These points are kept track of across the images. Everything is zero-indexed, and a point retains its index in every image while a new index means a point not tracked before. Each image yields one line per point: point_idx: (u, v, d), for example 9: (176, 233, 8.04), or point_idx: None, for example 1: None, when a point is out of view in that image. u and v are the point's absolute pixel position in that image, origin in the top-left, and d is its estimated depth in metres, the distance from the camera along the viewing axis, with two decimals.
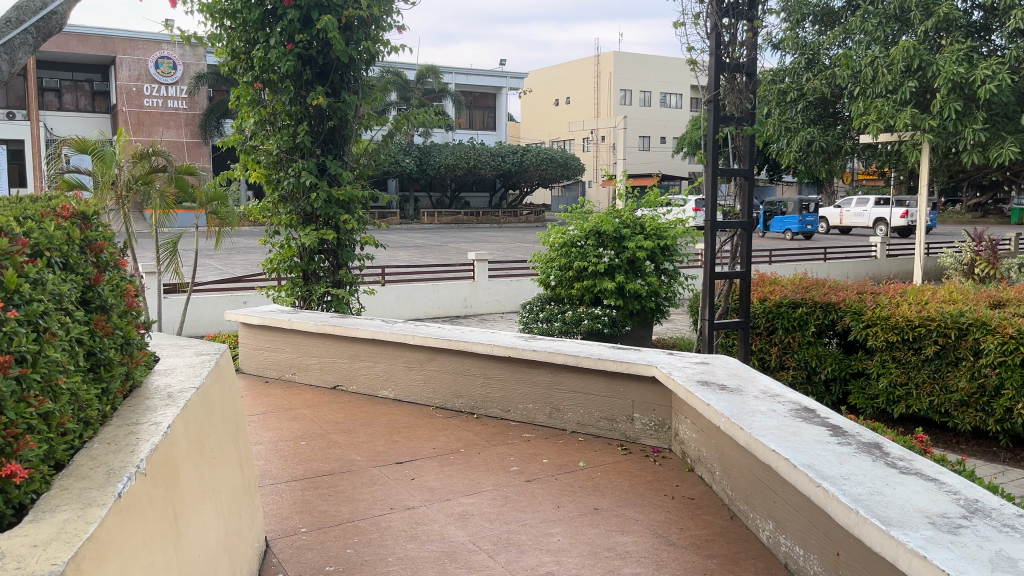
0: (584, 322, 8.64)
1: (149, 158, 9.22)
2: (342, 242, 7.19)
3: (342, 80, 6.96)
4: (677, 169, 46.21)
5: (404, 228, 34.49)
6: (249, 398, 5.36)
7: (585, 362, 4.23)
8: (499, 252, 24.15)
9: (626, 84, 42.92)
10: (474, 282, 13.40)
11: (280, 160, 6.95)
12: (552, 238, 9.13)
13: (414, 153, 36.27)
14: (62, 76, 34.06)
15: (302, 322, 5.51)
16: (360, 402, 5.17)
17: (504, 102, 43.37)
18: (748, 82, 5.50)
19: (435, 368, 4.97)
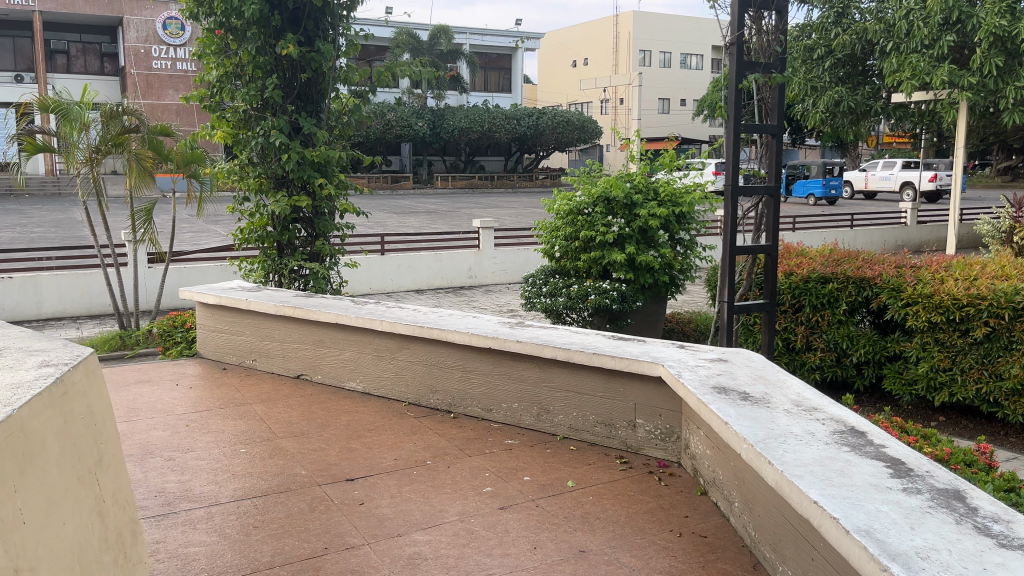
0: (591, 297, 7.85)
1: (120, 118, 8.46)
2: (318, 210, 6.47)
3: (317, 28, 6.20)
4: (697, 132, 44.92)
5: (417, 193, 33.70)
6: (199, 387, 4.70)
7: (578, 357, 3.52)
8: (511, 219, 23.37)
9: (644, 45, 41.61)
10: (479, 250, 12.66)
11: (248, 117, 6.21)
12: (557, 205, 8.38)
13: (427, 116, 35.08)
14: (70, 37, 33.29)
15: (261, 302, 4.81)
16: (323, 396, 4.49)
17: (520, 63, 42.20)
18: (778, 22, 4.66)
19: (407, 358, 4.27)
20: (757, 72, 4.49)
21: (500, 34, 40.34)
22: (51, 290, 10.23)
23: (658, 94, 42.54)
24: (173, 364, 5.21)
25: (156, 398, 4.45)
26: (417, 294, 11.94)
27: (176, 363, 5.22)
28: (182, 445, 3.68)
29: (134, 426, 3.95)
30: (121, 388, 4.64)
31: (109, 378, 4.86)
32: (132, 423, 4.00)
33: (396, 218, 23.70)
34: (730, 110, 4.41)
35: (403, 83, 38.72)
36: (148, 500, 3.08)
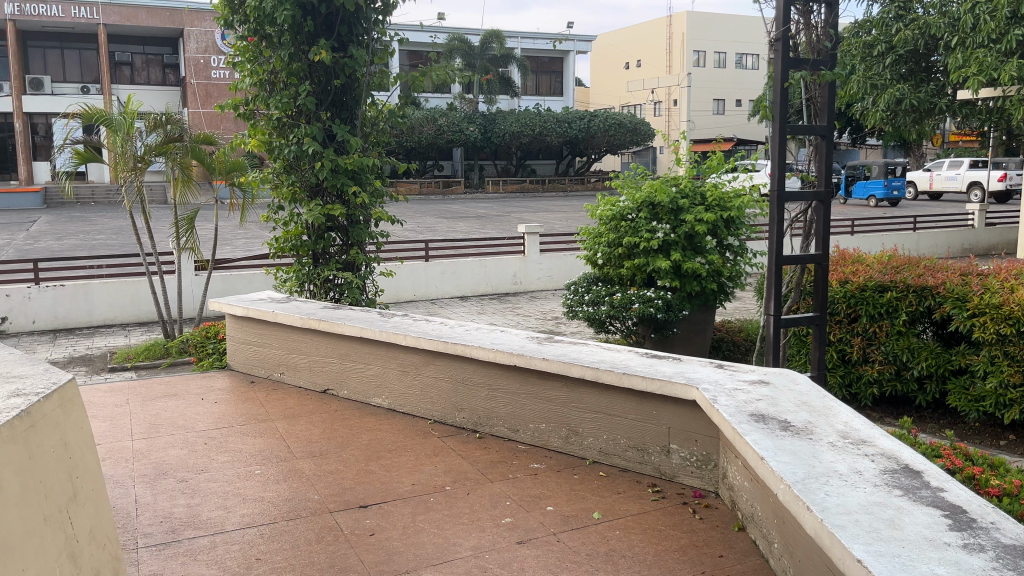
0: (634, 306, 7.58)
1: (165, 126, 8.50)
2: (353, 219, 6.35)
3: (351, 33, 6.09)
4: (753, 133, 44.01)
5: (468, 198, 33.71)
6: (225, 401, 4.59)
7: (607, 377, 3.30)
8: (562, 223, 23.12)
9: (699, 45, 40.93)
10: (524, 256, 12.47)
11: (282, 125, 6.13)
12: (601, 210, 8.13)
13: (479, 120, 35.14)
14: (133, 49, 34.22)
15: (287, 314, 4.69)
16: (347, 412, 4.33)
17: (571, 66, 41.92)
18: (827, 15, 4.35)
19: (433, 374, 4.08)
20: (805, 70, 4.19)
21: (552, 37, 40.13)
22: (102, 297, 10.37)
23: (712, 95, 41.81)
24: (202, 376, 5.13)
25: (180, 413, 4.36)
26: (461, 300, 11.80)
27: (206, 376, 5.14)
28: (197, 465, 3.55)
29: (152, 443, 3.85)
30: (146, 402, 4.56)
31: (137, 391, 4.79)
32: (151, 440, 3.90)
33: (446, 223, 23.66)
34: (774, 111, 4.12)
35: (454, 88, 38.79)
36: (153, 525, 2.95)
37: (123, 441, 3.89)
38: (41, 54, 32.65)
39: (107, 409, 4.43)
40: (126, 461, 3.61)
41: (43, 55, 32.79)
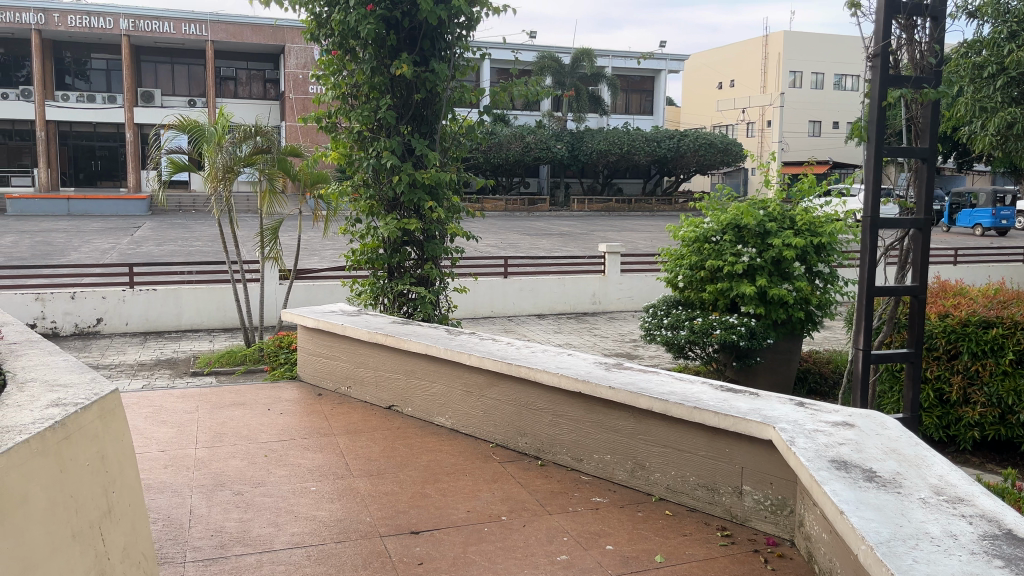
0: (716, 331, 7.29)
1: (254, 137, 8.72)
2: (429, 234, 6.30)
3: (434, 47, 6.07)
4: (851, 156, 42.52)
5: (554, 215, 33.68)
6: (291, 413, 4.58)
7: (677, 410, 3.11)
8: (646, 243, 22.76)
9: (796, 66, 39.88)
10: (604, 276, 12.26)
11: (363, 138, 6.15)
12: (683, 231, 7.90)
13: (566, 138, 35.12)
14: (238, 65, 35.71)
15: (355, 328, 4.65)
16: (409, 430, 4.25)
17: (663, 85, 41.50)
18: (933, 29, 4.03)
19: (496, 397, 3.96)
20: (906, 87, 3.90)
21: (643, 56, 39.83)
22: (190, 302, 10.70)
23: (808, 116, 40.64)
24: (272, 386, 5.15)
25: (245, 423, 4.36)
26: (538, 318, 11.68)
27: (275, 386, 5.15)
28: (255, 478, 3.52)
29: (215, 452, 3.85)
30: (215, 410, 4.59)
31: (208, 398, 4.83)
32: (215, 449, 3.90)
33: (529, 240, 23.64)
34: (870, 131, 3.84)
35: (544, 105, 38.94)
36: (203, 539, 2.90)
37: (187, 449, 3.90)
38: (153, 69, 34.48)
39: (177, 414, 4.47)
40: (187, 469, 3.61)
41: (155, 70, 34.61)
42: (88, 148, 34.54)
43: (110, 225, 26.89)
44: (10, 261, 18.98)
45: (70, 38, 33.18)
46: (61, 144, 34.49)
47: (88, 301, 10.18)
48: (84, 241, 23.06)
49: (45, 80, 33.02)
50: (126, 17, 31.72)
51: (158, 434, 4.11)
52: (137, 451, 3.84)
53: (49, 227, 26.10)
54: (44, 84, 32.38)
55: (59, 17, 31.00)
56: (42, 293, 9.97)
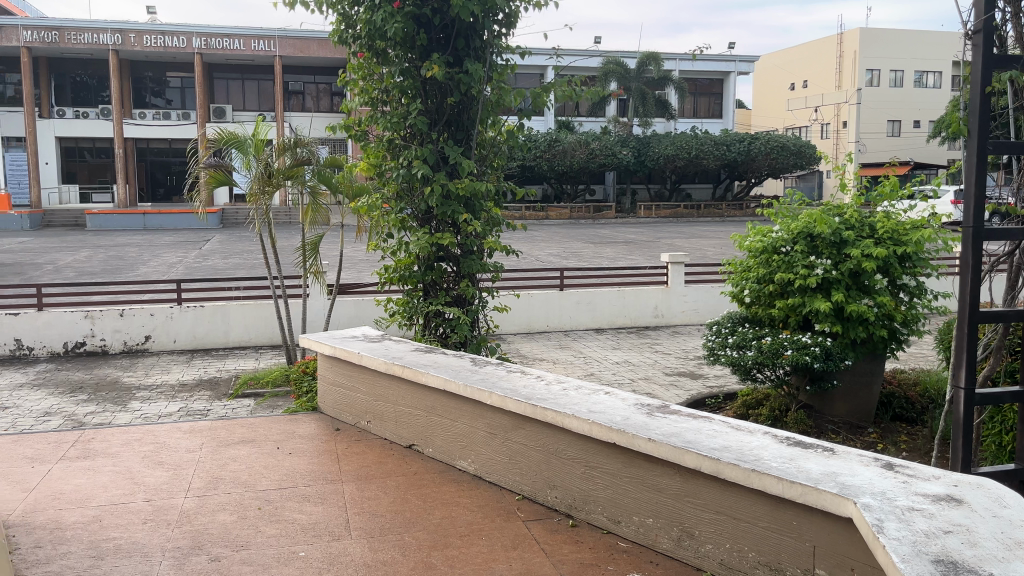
0: (787, 352, 6.55)
1: (294, 149, 8.37)
2: (467, 248, 5.78)
3: (469, 46, 5.59)
4: (933, 156, 40.44)
5: (620, 222, 32.96)
6: (302, 452, 4.12)
7: (732, 472, 2.52)
8: (716, 250, 21.85)
9: (873, 64, 38.19)
10: (667, 286, 11.58)
11: (394, 146, 5.70)
12: (750, 241, 7.22)
13: (632, 143, 34.44)
14: (306, 79, 36.19)
15: (371, 359, 4.18)
16: (428, 476, 3.74)
17: (732, 87, 40.30)
18: None
19: (522, 441, 3.41)
20: (1013, 70, 3.22)
21: (712, 57, 38.72)
22: (238, 319, 10.47)
23: (887, 116, 38.90)
24: (290, 420, 4.71)
25: (247, 464, 3.91)
26: (597, 333, 11.09)
27: (293, 419, 4.72)
28: (238, 539, 3.05)
29: (204, 503, 3.41)
30: (220, 449, 4.17)
31: (217, 434, 4.43)
32: (205, 499, 3.46)
33: (593, 248, 23.05)
34: (972, 124, 3.17)
35: (610, 110, 38.29)
36: None
37: (175, 498, 3.47)
38: (225, 85, 35.25)
39: (178, 455, 4.07)
40: (166, 526, 3.17)
41: (226, 87, 35.41)
42: (165, 163, 35.52)
43: (181, 238, 27.38)
44: (81, 276, 19.36)
45: (147, 58, 34.11)
46: (140, 160, 35.51)
47: (136, 318, 10.05)
48: (154, 255, 23.48)
49: (124, 99, 34.01)
50: (198, 35, 32.29)
51: (150, 480, 3.70)
52: (120, 502, 3.42)
53: (123, 240, 26.73)
54: (122, 103, 33.29)
55: (134, 37, 31.75)
56: (91, 311, 9.92)
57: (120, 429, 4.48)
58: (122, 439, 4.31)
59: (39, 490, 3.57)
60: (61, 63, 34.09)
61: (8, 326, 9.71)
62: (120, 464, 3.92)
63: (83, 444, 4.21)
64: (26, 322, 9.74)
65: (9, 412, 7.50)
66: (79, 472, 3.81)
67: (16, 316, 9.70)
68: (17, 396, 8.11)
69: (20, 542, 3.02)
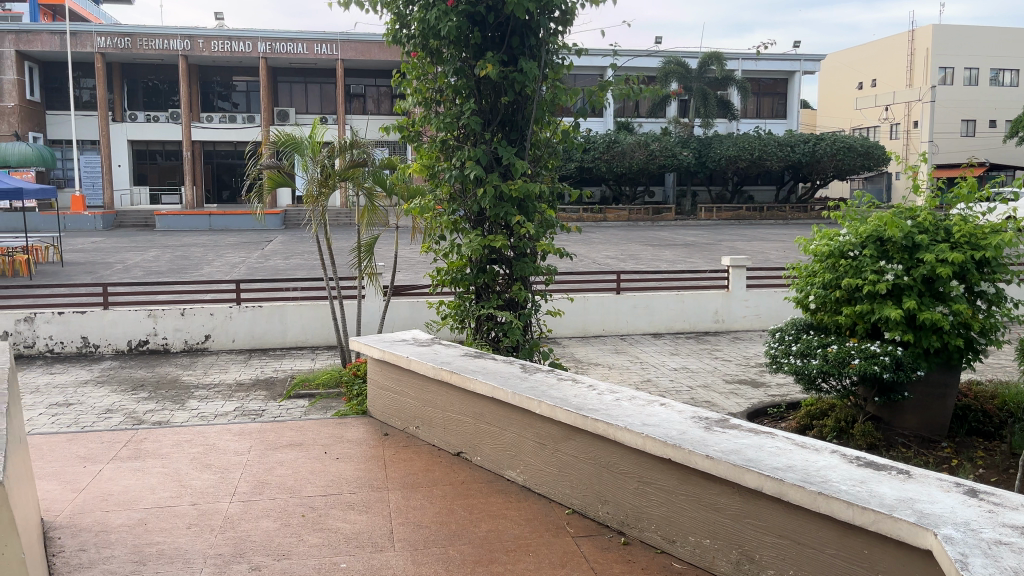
0: (854, 361, 6.26)
1: (350, 151, 8.38)
2: (520, 251, 5.66)
3: (523, 44, 5.47)
4: (1010, 157, 38.85)
5: (680, 225, 32.46)
6: (349, 457, 4.06)
7: (797, 495, 2.34)
8: (778, 254, 21.31)
9: (946, 62, 36.89)
10: (728, 291, 11.26)
11: (448, 147, 5.62)
12: (815, 245, 6.93)
13: (693, 144, 33.89)
14: (367, 82, 36.64)
15: (420, 363, 4.10)
16: (475, 486, 3.63)
17: (797, 87, 39.34)
18: None
19: (573, 452, 3.27)
20: None
21: (777, 57, 37.86)
22: (295, 319, 10.56)
23: (960, 115, 37.53)
24: (339, 423, 4.66)
25: (294, 469, 3.86)
26: (654, 338, 10.85)
27: (342, 423, 4.67)
28: (280, 548, 2.98)
29: (249, 509, 3.36)
30: (268, 452, 4.13)
31: (266, 436, 4.40)
32: (249, 504, 3.41)
33: (652, 250, 22.74)
34: None
35: (670, 111, 37.78)
36: None
37: (219, 503, 3.43)
38: (289, 89, 35.93)
39: (226, 457, 4.04)
40: (210, 532, 3.12)
41: (290, 90, 36.08)
42: (231, 166, 36.35)
43: (245, 239, 27.95)
44: (148, 275, 19.88)
45: (214, 63, 34.95)
46: (207, 162, 36.41)
47: (197, 317, 10.22)
48: (218, 255, 24.00)
49: (193, 103, 34.92)
50: (263, 40, 32.94)
51: (197, 483, 3.67)
52: (165, 505, 3.40)
53: (189, 240, 27.40)
54: (191, 107, 34.17)
55: (203, 43, 32.53)
56: (154, 310, 10.12)
57: (172, 430, 4.50)
58: (173, 439, 4.31)
59: (88, 491, 3.58)
60: (134, 68, 35.15)
61: (75, 324, 9.97)
62: (169, 466, 3.91)
63: (134, 444, 4.22)
64: (93, 320, 10.00)
65: (73, 408, 7.66)
66: (128, 473, 3.81)
67: (83, 314, 9.96)
68: (81, 392, 8.30)
69: (65, 545, 3.01)
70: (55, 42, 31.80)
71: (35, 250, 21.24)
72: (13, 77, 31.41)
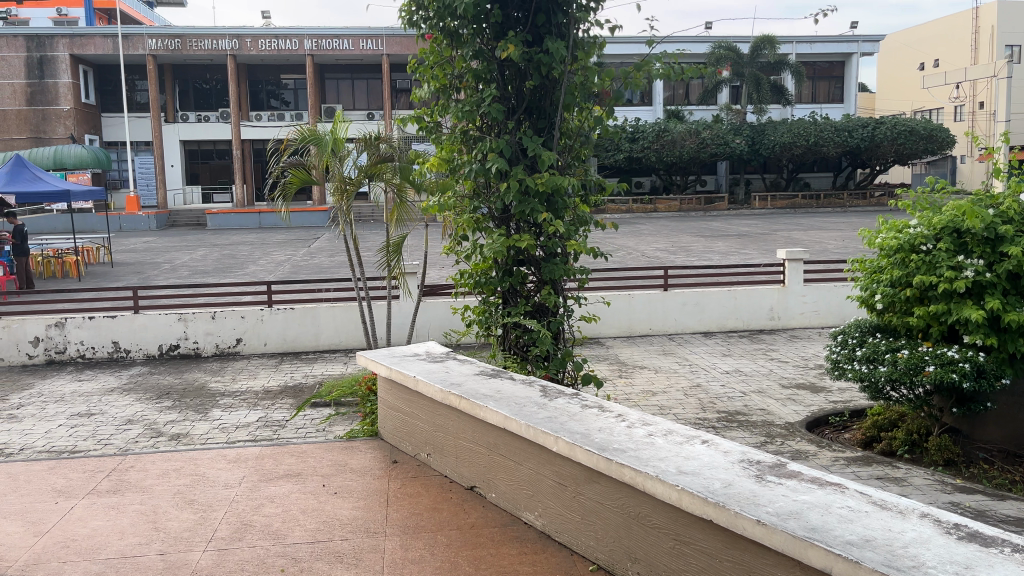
0: (929, 369, 5.56)
1: (377, 144, 7.93)
2: (549, 251, 5.11)
3: (551, 22, 4.94)
4: None
5: (733, 214, 31.45)
6: (348, 492, 3.58)
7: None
8: (837, 244, 20.34)
9: (1013, 39, 35.10)
10: (784, 286, 10.54)
11: (469, 138, 5.10)
12: (882, 238, 6.25)
13: (746, 131, 32.82)
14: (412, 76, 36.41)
15: (429, 384, 3.61)
16: (487, 531, 3.12)
17: (855, 69, 37.85)
18: None
19: (598, 497, 2.73)
20: None
21: (834, 39, 36.46)
22: (328, 322, 10.20)
23: None
24: (345, 448, 4.20)
25: (284, 508, 3.40)
26: (704, 337, 10.20)
27: (349, 448, 4.21)
28: None
29: (221, 561, 2.89)
30: (261, 485, 3.69)
31: (262, 465, 3.96)
32: (225, 554, 2.95)
33: (704, 242, 21.96)
34: None
35: (721, 98, 36.69)
36: None
37: (191, 552, 2.98)
38: (335, 86, 35.95)
39: (213, 491, 3.61)
40: None
41: (336, 86, 36.06)
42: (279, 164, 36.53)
43: (292, 237, 27.92)
44: (194, 275, 19.86)
45: (262, 62, 35.08)
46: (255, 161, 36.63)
47: (228, 321, 9.93)
48: (265, 253, 23.94)
49: (241, 102, 35.13)
50: (309, 38, 32.88)
51: (173, 525, 3.24)
52: (130, 555, 2.96)
53: (238, 239, 27.49)
54: (239, 106, 34.37)
55: (250, 42, 32.58)
56: (185, 313, 9.86)
57: (163, 457, 4.10)
58: (160, 469, 3.91)
59: (51, 535, 3.17)
60: (184, 69, 35.47)
61: (106, 328, 9.76)
62: (148, 502, 3.49)
63: (118, 475, 3.82)
64: (123, 325, 9.77)
65: (94, 419, 7.39)
66: (101, 512, 3.39)
67: (114, 318, 9.75)
68: (105, 401, 8.03)
69: None
70: (107, 45, 32.10)
71: (86, 251, 21.40)
72: (69, 80, 31.89)
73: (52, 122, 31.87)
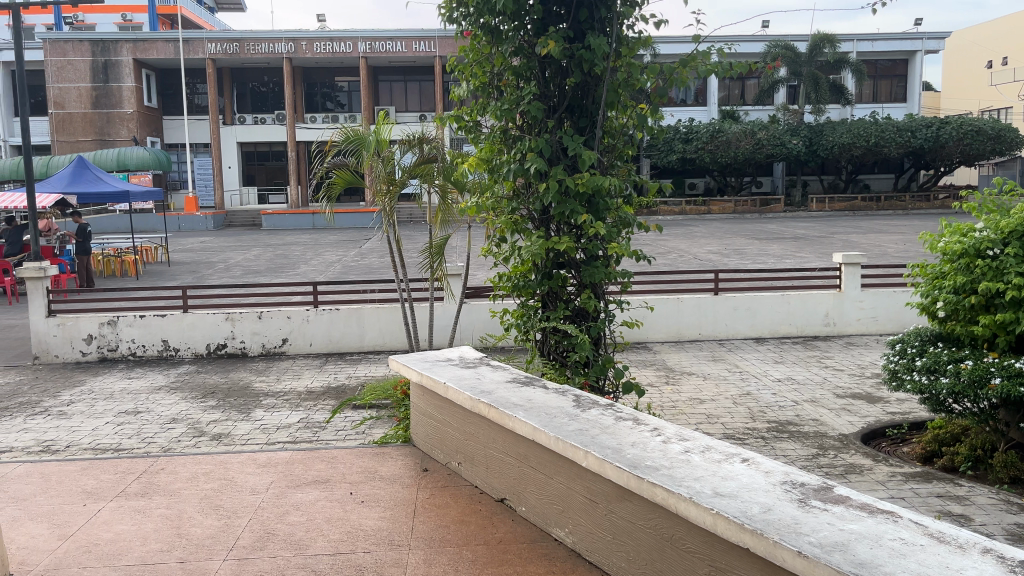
0: (995, 381, 5.24)
1: (421, 145, 7.88)
2: (589, 254, 4.96)
3: (593, 18, 4.78)
4: None
5: (790, 216, 30.75)
6: (375, 501, 3.47)
7: None
8: (899, 247, 19.66)
9: None
10: (840, 291, 10.16)
11: (508, 137, 4.95)
12: (945, 242, 5.93)
13: (804, 132, 32.13)
14: None
15: (459, 392, 3.48)
16: (515, 547, 2.97)
17: (919, 67, 36.68)
18: None
19: (629, 516, 2.57)
20: None
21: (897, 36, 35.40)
22: (373, 323, 10.19)
23: None
24: (376, 455, 4.10)
25: (308, 517, 3.31)
26: (756, 343, 9.89)
27: (380, 455, 4.11)
28: None
29: (240, 571, 2.81)
30: (288, 491, 3.61)
31: (291, 470, 3.89)
32: (244, 564, 2.87)
33: (759, 245, 21.45)
34: None
35: (778, 98, 35.95)
36: None
37: (211, 561, 2.91)
38: (388, 88, 36.24)
39: (240, 497, 3.55)
40: None
41: (390, 88, 36.35)
42: None
43: (344, 237, 28.20)
44: (248, 275, 20.16)
45: (317, 64, 35.55)
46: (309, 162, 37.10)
47: (274, 320, 9.99)
48: (317, 253, 24.21)
49: (297, 104, 35.65)
50: (363, 40, 33.18)
51: (196, 531, 3.18)
52: (149, 562, 2.90)
53: (291, 239, 27.86)
54: (294, 108, 34.89)
55: (306, 45, 33.03)
56: (232, 313, 9.95)
57: (193, 460, 4.07)
58: (190, 472, 3.87)
59: (75, 539, 3.13)
60: (241, 73, 36.15)
61: (156, 327, 9.89)
62: (174, 507, 3.44)
63: (148, 478, 3.79)
64: (172, 324, 9.89)
65: (140, 417, 7.46)
66: (126, 515, 3.35)
67: (164, 317, 9.88)
68: (151, 399, 8.12)
69: None
70: (170, 50, 32.89)
71: (145, 250, 21.91)
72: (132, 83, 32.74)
73: (116, 125, 32.78)
